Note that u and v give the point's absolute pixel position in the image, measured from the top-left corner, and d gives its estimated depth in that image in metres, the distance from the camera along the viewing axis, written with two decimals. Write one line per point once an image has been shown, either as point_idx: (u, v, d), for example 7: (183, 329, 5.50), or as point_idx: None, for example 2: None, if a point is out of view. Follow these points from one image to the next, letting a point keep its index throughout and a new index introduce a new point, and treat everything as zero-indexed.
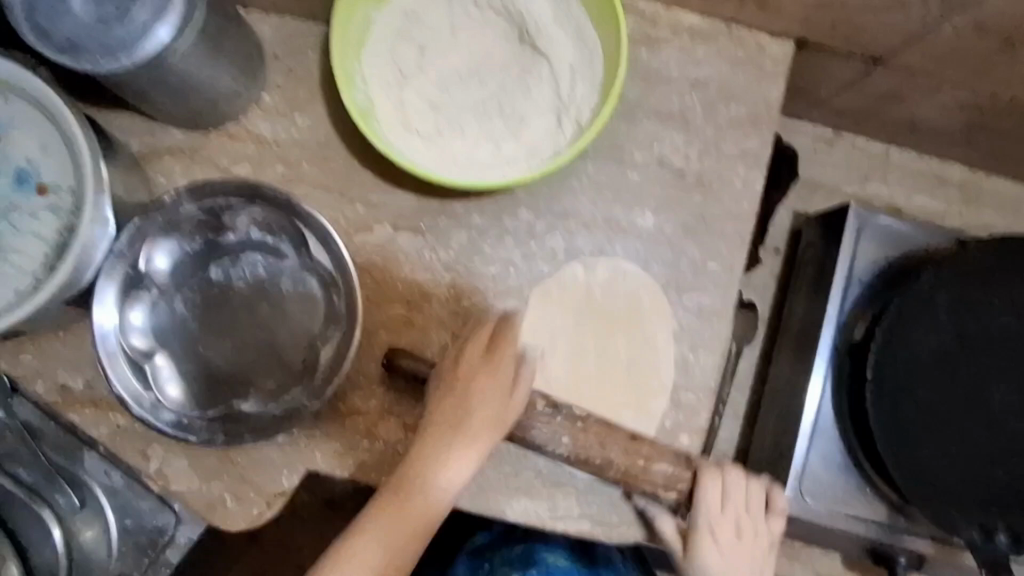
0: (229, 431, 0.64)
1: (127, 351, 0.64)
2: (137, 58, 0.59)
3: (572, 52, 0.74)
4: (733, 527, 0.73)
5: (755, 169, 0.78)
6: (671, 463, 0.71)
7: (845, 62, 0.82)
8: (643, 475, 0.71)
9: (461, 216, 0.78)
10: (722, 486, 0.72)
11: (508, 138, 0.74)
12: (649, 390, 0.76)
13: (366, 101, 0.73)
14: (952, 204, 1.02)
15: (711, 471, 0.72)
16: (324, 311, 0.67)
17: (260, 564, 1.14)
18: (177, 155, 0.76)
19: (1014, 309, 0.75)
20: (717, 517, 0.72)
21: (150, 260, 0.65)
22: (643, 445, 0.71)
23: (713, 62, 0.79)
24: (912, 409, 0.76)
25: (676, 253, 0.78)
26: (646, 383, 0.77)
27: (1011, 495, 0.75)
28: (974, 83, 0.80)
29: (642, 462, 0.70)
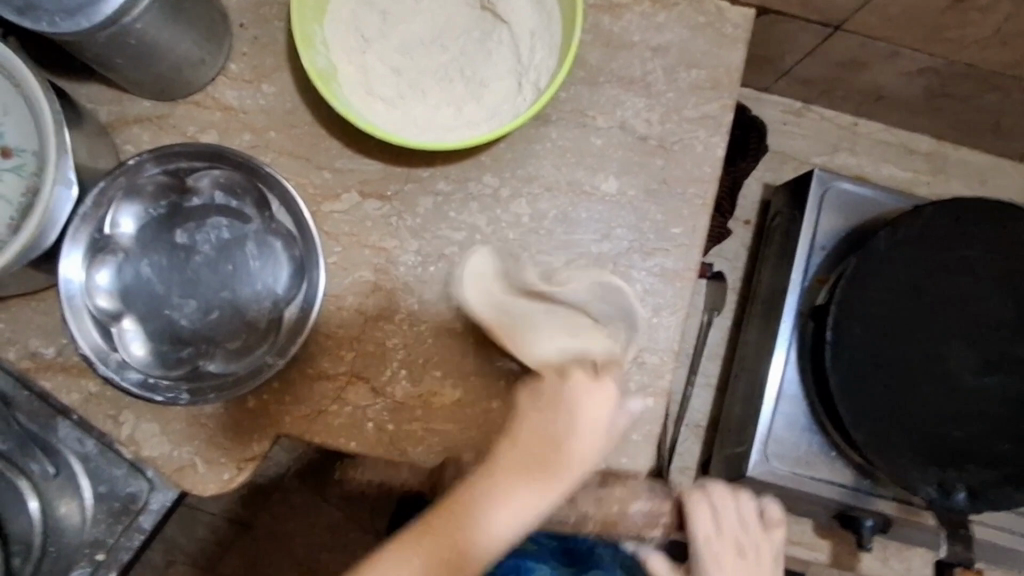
0: (192, 388, 0.65)
1: (93, 311, 0.65)
2: (95, 20, 0.60)
3: (532, 17, 0.75)
4: (734, 543, 0.71)
5: (716, 134, 0.80)
6: (646, 501, 0.75)
7: (804, 27, 0.84)
8: (619, 520, 0.75)
9: (426, 182, 0.79)
10: (708, 498, 0.73)
11: (469, 103, 0.75)
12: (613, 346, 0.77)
13: (327, 64, 0.74)
14: (919, 173, 1.04)
15: (699, 491, 0.72)
16: (288, 271, 0.68)
17: (250, 535, 1.18)
18: (148, 125, 0.78)
19: (966, 271, 0.79)
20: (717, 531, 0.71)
21: (116, 223, 0.66)
22: (616, 488, 0.76)
23: (673, 28, 0.81)
24: (872, 370, 0.78)
25: (639, 217, 0.79)
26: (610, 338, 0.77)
27: (969, 451, 0.78)
28: (932, 47, 0.80)
29: (615, 507, 0.75)
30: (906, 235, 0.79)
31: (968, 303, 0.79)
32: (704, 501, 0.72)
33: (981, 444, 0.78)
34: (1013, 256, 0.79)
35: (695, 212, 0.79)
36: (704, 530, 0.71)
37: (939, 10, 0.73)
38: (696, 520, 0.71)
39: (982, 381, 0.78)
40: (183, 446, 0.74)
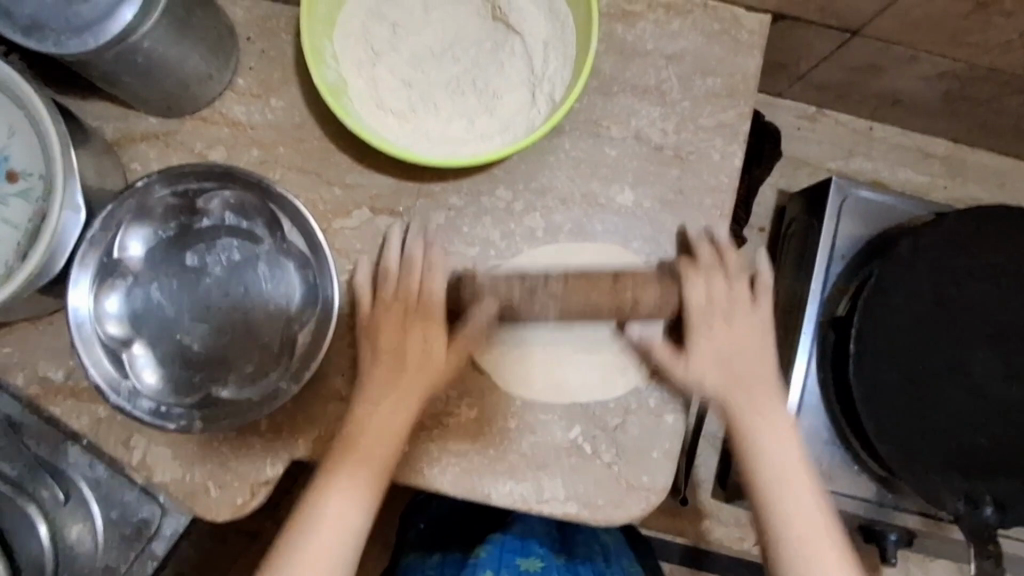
0: (205, 414, 0.64)
1: (103, 338, 0.63)
2: (102, 39, 0.58)
3: (544, 27, 0.74)
4: (766, 388, 0.73)
5: (733, 143, 0.79)
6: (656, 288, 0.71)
7: (821, 32, 0.82)
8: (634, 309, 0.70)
9: (438, 196, 0.77)
10: (708, 296, 0.73)
11: (482, 116, 0.73)
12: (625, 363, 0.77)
13: (337, 80, 0.72)
14: (936, 178, 1.02)
15: (690, 266, 0.73)
16: (300, 292, 0.66)
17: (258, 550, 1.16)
18: (154, 142, 0.76)
19: (992, 279, 0.78)
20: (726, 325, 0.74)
21: (124, 247, 0.65)
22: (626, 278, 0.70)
23: (688, 35, 0.79)
24: (895, 382, 0.77)
25: (656, 229, 0.78)
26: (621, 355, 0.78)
27: (996, 462, 0.76)
28: (953, 50, 0.79)
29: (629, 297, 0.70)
30: (930, 243, 0.78)
31: (994, 311, 0.77)
32: (710, 284, 0.73)
33: (1009, 454, 0.76)
34: None
35: (712, 221, 0.78)
36: (696, 291, 0.73)
37: (962, 14, 0.71)
38: (688, 294, 0.72)
39: (1008, 391, 0.77)
40: (195, 470, 0.73)
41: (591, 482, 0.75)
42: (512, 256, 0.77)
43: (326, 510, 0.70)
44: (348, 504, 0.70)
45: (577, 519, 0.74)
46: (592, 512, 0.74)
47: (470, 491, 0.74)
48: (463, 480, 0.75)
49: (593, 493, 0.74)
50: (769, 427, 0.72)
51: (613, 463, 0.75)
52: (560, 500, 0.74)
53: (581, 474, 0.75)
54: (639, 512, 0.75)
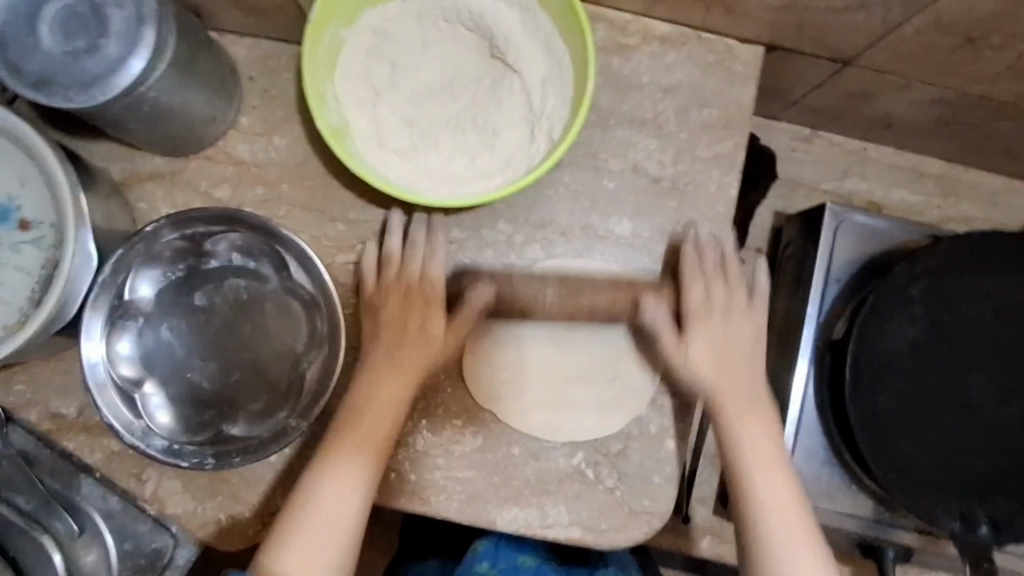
0: (217, 452, 0.65)
1: (116, 381, 0.65)
2: (110, 93, 0.60)
3: (542, 64, 0.75)
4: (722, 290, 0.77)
5: (729, 173, 0.80)
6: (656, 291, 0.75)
7: (813, 62, 0.83)
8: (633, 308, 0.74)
9: (440, 230, 0.79)
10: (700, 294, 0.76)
11: (482, 152, 0.75)
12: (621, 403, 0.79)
13: (340, 121, 0.74)
14: (929, 198, 1.04)
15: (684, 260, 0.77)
16: (307, 330, 0.68)
17: None
18: (160, 181, 0.78)
19: (986, 303, 0.79)
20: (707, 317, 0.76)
21: (135, 290, 0.66)
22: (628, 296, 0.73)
23: (683, 67, 0.81)
24: (890, 405, 0.78)
25: (654, 259, 0.79)
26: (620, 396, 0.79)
27: (988, 482, 0.78)
28: (944, 79, 0.80)
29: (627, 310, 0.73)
30: (923, 268, 0.79)
31: (986, 334, 0.79)
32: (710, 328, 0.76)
33: (1002, 475, 0.78)
34: None
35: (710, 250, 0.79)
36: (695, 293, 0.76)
37: (952, 47, 0.73)
38: (687, 294, 0.76)
39: (1000, 413, 0.78)
40: (206, 502, 0.75)
41: (594, 508, 0.77)
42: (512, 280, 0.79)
43: (326, 496, 0.68)
44: (351, 489, 0.69)
45: (580, 544, 0.76)
46: (595, 537, 0.76)
47: (476, 518, 0.76)
48: (468, 508, 0.76)
49: (596, 519, 0.76)
50: (760, 432, 0.74)
51: (615, 489, 0.77)
52: (563, 525, 0.76)
53: (584, 501, 0.77)
54: (641, 537, 0.76)
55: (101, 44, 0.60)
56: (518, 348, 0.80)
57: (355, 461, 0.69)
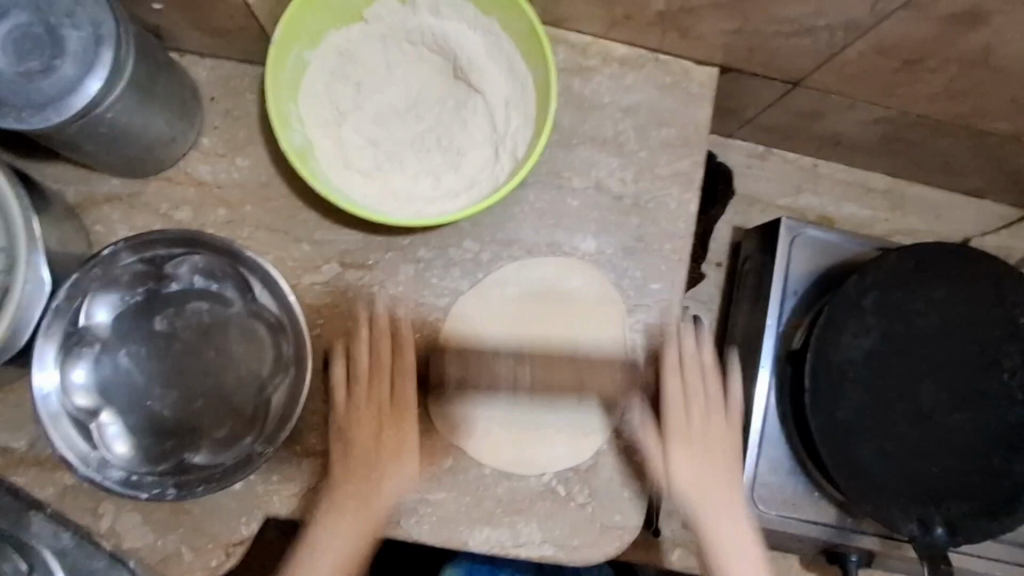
0: (180, 483, 0.63)
1: (71, 411, 0.63)
2: (65, 114, 0.59)
3: (505, 86, 0.76)
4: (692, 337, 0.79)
5: (689, 190, 0.82)
6: None
7: (765, 83, 0.87)
8: None
9: (407, 249, 0.79)
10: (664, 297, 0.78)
11: (447, 171, 0.76)
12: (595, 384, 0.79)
13: (304, 142, 0.73)
14: (878, 211, 1.09)
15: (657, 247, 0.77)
16: (272, 354, 0.67)
17: None
18: (117, 204, 0.76)
19: (935, 313, 0.83)
20: (686, 425, 0.77)
21: (91, 315, 0.64)
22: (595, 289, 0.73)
23: (642, 88, 0.83)
24: (848, 411, 0.81)
25: (619, 275, 0.81)
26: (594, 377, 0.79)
27: (944, 487, 0.81)
28: (885, 100, 0.85)
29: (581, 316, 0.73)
30: (874, 279, 0.83)
31: (938, 344, 0.83)
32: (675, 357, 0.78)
33: (955, 479, 0.81)
34: (973, 295, 0.83)
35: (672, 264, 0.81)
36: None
37: (891, 70, 0.77)
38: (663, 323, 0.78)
39: (953, 418, 0.82)
40: (167, 534, 0.72)
41: (566, 524, 0.77)
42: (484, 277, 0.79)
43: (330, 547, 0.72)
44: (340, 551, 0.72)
45: (553, 561, 0.76)
46: (567, 553, 0.76)
47: (448, 539, 0.75)
48: (440, 530, 0.75)
49: (567, 536, 0.76)
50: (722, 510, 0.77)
51: (586, 505, 0.77)
52: (536, 543, 0.76)
53: (556, 517, 0.77)
54: (612, 551, 0.77)
55: (56, 64, 0.59)
56: (481, 348, 0.79)
57: (354, 519, 0.72)
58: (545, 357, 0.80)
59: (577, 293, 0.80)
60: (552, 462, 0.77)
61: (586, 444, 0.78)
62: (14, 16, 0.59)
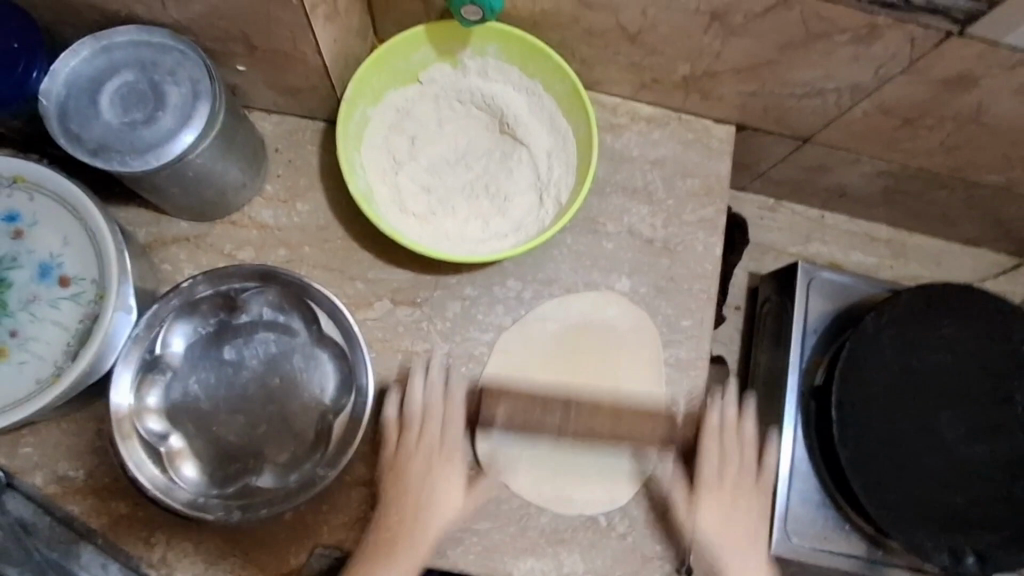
0: (245, 505, 0.65)
1: (144, 433, 0.66)
2: (162, 158, 0.65)
3: (547, 139, 0.84)
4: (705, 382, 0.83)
5: (714, 235, 0.89)
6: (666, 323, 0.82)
7: (778, 140, 0.95)
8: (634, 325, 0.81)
9: (454, 287, 0.84)
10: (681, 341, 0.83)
11: (495, 215, 0.82)
12: (633, 414, 0.82)
13: (365, 186, 0.80)
14: (883, 259, 1.16)
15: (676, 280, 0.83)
16: (335, 381, 0.70)
17: None
18: (185, 244, 0.81)
19: (947, 348, 0.88)
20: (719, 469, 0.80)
21: (167, 343, 0.69)
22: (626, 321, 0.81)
23: (667, 143, 0.91)
24: (874, 443, 0.85)
25: (652, 313, 0.86)
26: (630, 407, 0.83)
27: (969, 516, 0.84)
28: (888, 155, 0.93)
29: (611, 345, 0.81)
30: (891, 317, 0.88)
31: (953, 378, 0.87)
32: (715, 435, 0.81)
33: (982, 509, 0.84)
34: (982, 333, 0.89)
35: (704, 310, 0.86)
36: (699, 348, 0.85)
37: (893, 127, 0.86)
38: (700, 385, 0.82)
39: (972, 449, 0.86)
40: (218, 563, 0.74)
41: (608, 555, 0.79)
42: (528, 312, 0.84)
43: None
44: None
45: None
46: None
47: (491, 570, 0.77)
48: (485, 560, 0.77)
49: (610, 566, 0.78)
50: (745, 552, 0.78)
51: (627, 535, 0.79)
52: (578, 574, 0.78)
53: (597, 548, 0.79)
54: None
55: (158, 115, 0.65)
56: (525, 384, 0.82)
57: None
58: (582, 390, 0.82)
59: (613, 322, 0.85)
60: (590, 497, 0.79)
61: (624, 475, 0.80)
62: (121, 74, 0.66)
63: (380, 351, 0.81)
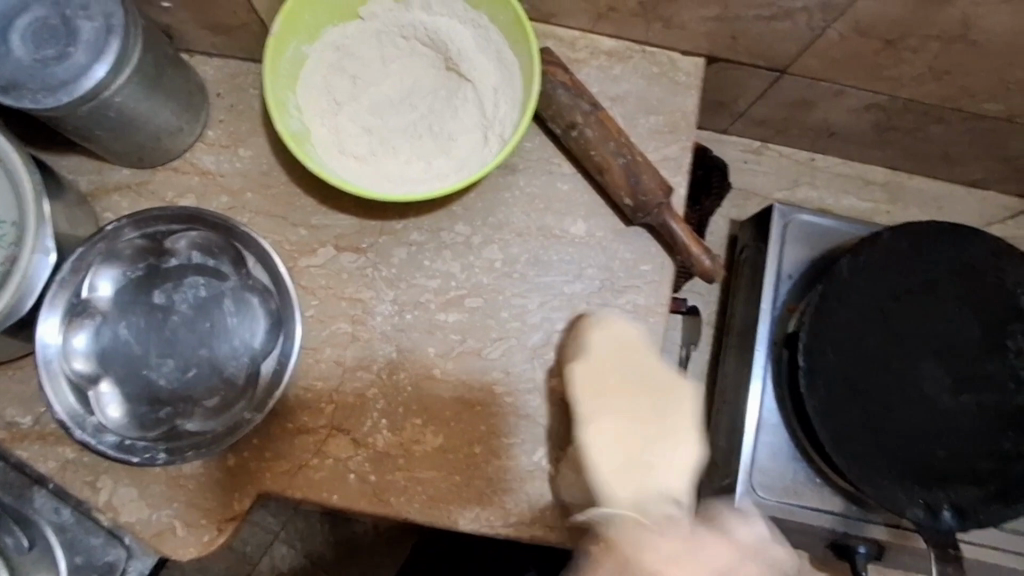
0: (170, 448, 0.66)
1: (70, 375, 0.66)
2: (75, 95, 0.63)
3: (493, 74, 0.79)
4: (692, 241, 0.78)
5: (677, 174, 0.84)
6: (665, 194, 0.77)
7: (753, 72, 0.88)
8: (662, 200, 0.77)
9: (400, 233, 0.81)
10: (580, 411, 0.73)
11: (438, 155, 0.78)
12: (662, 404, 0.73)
13: (300, 127, 0.77)
14: (878, 203, 1.09)
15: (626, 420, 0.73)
16: (264, 323, 0.69)
17: None
18: (127, 192, 0.80)
19: (930, 293, 0.82)
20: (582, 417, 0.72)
21: (94, 287, 0.69)
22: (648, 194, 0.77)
23: (630, 78, 0.86)
24: (846, 393, 0.79)
25: (608, 257, 0.81)
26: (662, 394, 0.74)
27: (949, 469, 0.78)
28: (873, 85, 0.85)
29: (653, 198, 0.77)
30: (868, 260, 0.82)
31: (936, 324, 0.81)
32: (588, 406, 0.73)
33: (963, 463, 0.78)
34: (971, 276, 0.82)
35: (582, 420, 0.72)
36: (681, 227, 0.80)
37: (873, 51, 0.78)
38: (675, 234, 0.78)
39: (958, 401, 0.80)
40: (161, 509, 0.74)
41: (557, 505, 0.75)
42: (478, 254, 0.81)
43: None
44: None
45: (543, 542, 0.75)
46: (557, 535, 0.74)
47: (438, 520, 0.74)
48: (428, 509, 0.75)
49: (557, 517, 0.75)
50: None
51: None
52: (525, 524, 0.75)
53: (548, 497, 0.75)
54: None
55: (70, 52, 0.64)
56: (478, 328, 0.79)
57: None
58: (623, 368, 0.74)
59: (563, 265, 0.81)
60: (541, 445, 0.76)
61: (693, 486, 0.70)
62: (34, 11, 0.65)
63: (326, 299, 0.79)
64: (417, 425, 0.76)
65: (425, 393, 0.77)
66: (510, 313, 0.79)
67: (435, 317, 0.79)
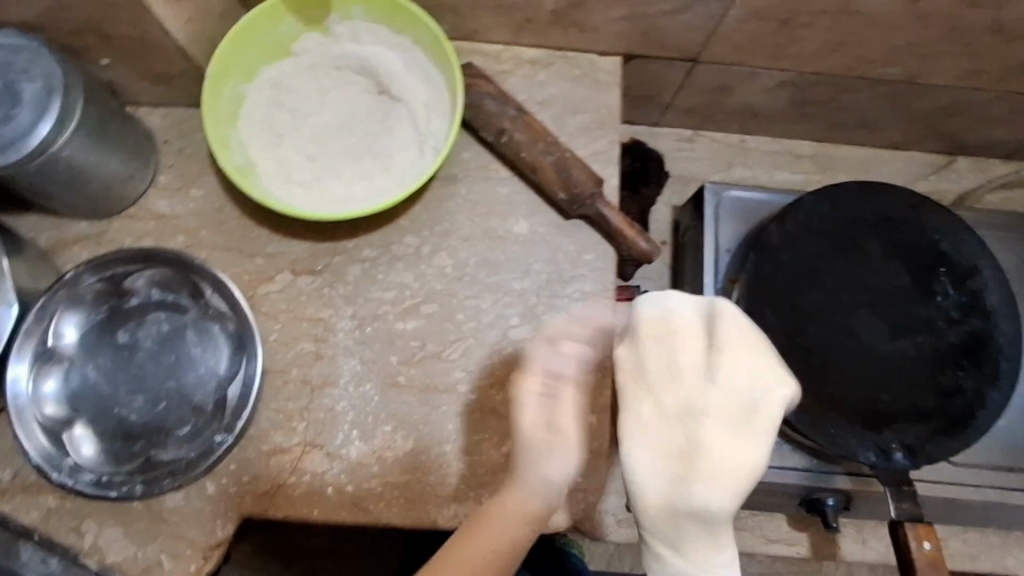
0: (145, 477, 0.73)
1: (42, 419, 0.73)
2: (22, 152, 0.67)
3: (423, 93, 0.84)
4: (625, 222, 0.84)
5: (609, 166, 0.89)
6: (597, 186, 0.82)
7: (670, 65, 0.94)
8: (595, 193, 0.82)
9: (352, 252, 0.84)
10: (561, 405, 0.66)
11: (378, 173, 0.83)
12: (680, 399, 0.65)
13: (245, 162, 0.81)
14: (809, 174, 1.15)
15: None
16: (225, 349, 0.76)
17: None
18: (86, 243, 0.83)
19: (857, 248, 0.87)
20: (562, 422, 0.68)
21: (60, 335, 0.75)
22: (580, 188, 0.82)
23: (555, 82, 0.91)
24: (790, 350, 0.84)
25: (552, 250, 0.85)
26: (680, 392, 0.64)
27: (896, 411, 0.82)
28: (781, 64, 0.91)
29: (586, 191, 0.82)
30: (794, 225, 0.87)
31: (866, 277, 0.86)
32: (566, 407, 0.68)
33: (908, 403, 0.82)
34: (892, 228, 0.87)
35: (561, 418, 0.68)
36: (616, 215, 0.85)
37: (772, 32, 0.84)
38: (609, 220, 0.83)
39: (896, 346, 0.84)
40: (146, 545, 0.75)
41: None
42: (428, 263, 0.85)
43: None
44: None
45: None
46: None
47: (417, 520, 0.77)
48: (408, 511, 0.77)
49: None
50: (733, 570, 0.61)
51: None
52: None
53: None
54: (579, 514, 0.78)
55: (15, 113, 0.68)
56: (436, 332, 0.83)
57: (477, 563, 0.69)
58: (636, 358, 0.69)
59: (511, 263, 0.85)
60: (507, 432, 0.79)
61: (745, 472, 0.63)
62: None
63: (287, 321, 0.82)
64: (388, 429, 0.79)
65: (392, 400, 0.80)
66: (465, 314, 0.83)
67: (393, 326, 0.82)
